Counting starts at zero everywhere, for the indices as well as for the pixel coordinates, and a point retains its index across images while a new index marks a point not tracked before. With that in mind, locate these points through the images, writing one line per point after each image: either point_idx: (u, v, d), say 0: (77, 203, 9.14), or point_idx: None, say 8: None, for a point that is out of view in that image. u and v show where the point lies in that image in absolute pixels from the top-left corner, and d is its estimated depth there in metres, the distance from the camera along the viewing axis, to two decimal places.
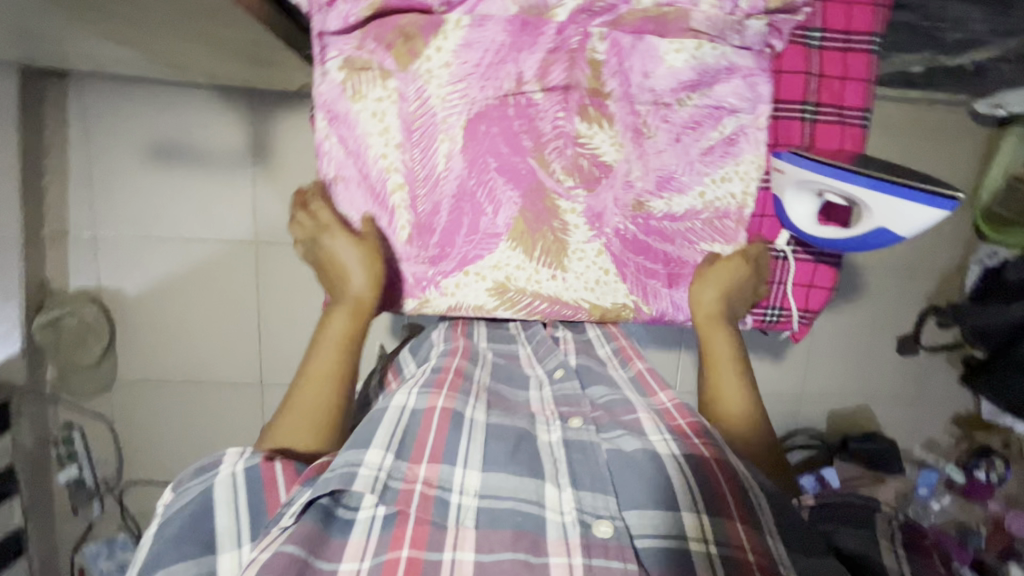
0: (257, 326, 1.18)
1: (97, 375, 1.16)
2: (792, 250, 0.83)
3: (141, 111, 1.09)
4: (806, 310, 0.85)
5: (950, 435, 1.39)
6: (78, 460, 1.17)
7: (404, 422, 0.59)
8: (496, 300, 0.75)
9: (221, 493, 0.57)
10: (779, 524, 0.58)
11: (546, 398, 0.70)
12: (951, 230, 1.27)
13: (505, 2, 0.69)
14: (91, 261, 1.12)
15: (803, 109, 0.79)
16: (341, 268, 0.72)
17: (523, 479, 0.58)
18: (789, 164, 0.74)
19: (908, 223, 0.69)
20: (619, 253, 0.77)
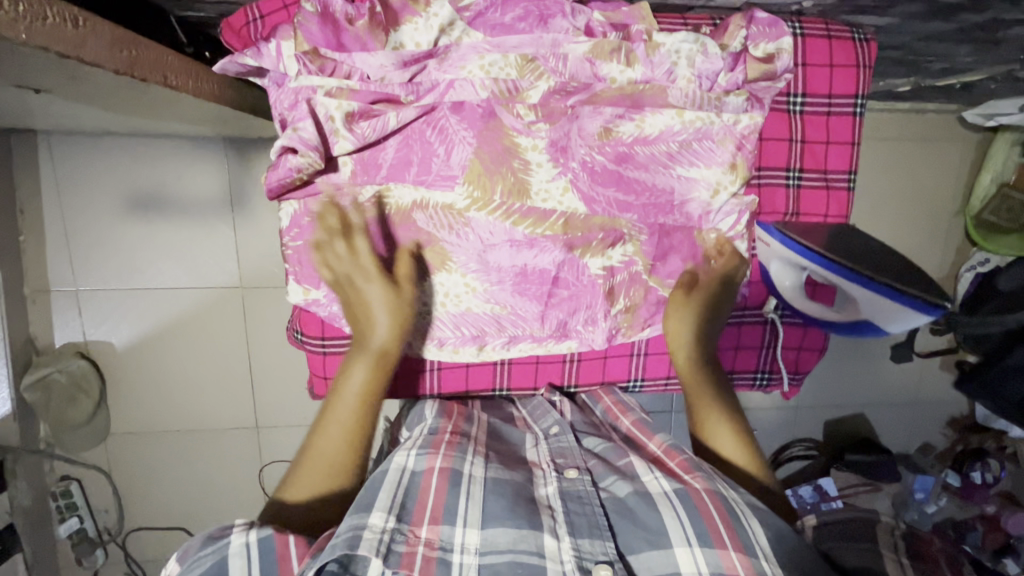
0: (248, 369, 1.18)
1: (89, 429, 1.14)
2: (780, 315, 0.83)
3: (114, 162, 1.06)
4: (797, 372, 0.86)
5: (946, 437, 1.40)
6: (78, 511, 1.17)
7: (405, 483, 0.62)
8: (467, 198, 0.67)
9: (236, 564, 0.54)
10: (777, 545, 0.57)
11: (543, 452, 0.72)
12: (944, 238, 1.26)
13: (475, 87, 0.64)
14: (75, 315, 1.11)
15: (787, 174, 0.77)
16: (365, 321, 0.68)
17: (521, 532, 0.58)
18: (779, 242, 0.75)
19: (892, 320, 0.73)
20: (587, 190, 0.69)
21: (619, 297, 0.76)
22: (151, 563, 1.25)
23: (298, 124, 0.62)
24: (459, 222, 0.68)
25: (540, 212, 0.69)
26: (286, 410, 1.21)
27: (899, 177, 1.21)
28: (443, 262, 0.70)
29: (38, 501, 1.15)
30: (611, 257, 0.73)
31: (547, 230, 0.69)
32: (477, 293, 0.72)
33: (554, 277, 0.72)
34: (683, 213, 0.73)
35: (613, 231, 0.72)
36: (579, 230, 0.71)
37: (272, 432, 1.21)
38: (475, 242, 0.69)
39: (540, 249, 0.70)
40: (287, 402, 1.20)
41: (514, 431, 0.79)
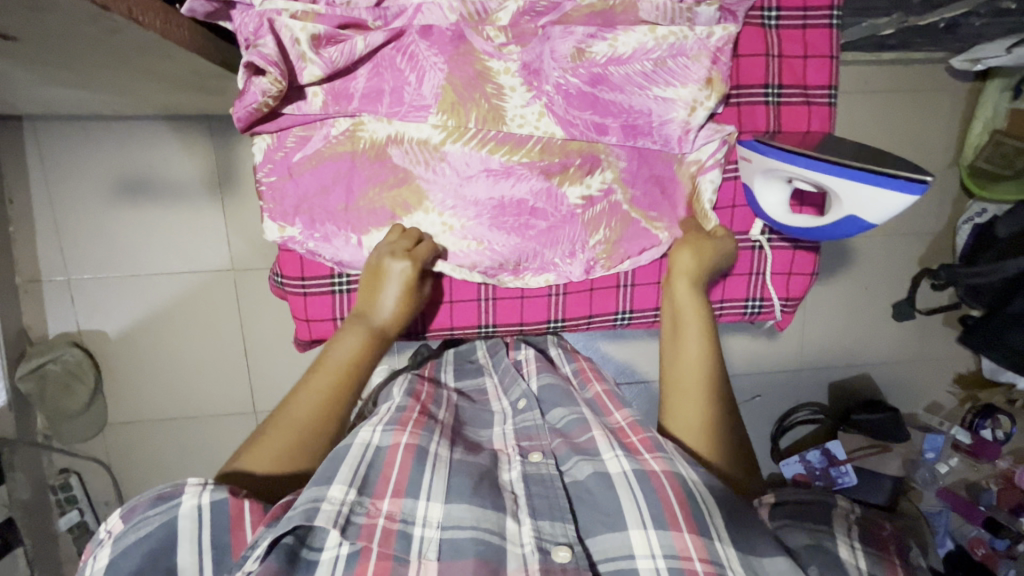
0: (242, 353, 1.17)
1: (86, 419, 1.14)
2: (767, 239, 0.81)
3: (100, 148, 1.06)
4: (787, 298, 0.85)
5: (953, 396, 1.37)
6: (79, 504, 1.17)
7: (369, 457, 0.60)
8: (442, 128, 0.71)
9: (185, 526, 0.53)
10: (732, 529, 0.56)
11: (509, 433, 0.73)
12: (938, 190, 1.25)
13: (444, 11, 0.69)
14: (68, 304, 1.10)
15: (766, 92, 0.77)
16: (376, 295, 0.71)
17: (484, 510, 0.57)
18: (754, 151, 0.72)
19: (877, 210, 0.64)
20: (564, 114, 0.72)
21: (600, 229, 0.78)
22: None
23: (259, 41, 0.63)
24: (435, 157, 0.72)
25: (515, 139, 0.73)
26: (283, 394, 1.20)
27: (889, 130, 1.20)
28: (420, 201, 0.74)
29: (38, 495, 1.14)
30: (589, 185, 0.76)
31: (523, 157, 0.73)
32: (455, 231, 0.76)
33: (532, 208, 0.75)
34: (662, 137, 0.75)
35: (591, 156, 0.75)
36: (555, 156, 0.74)
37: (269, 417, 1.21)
38: (452, 175, 0.73)
39: (517, 177, 0.74)
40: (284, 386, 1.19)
41: (484, 411, 0.80)
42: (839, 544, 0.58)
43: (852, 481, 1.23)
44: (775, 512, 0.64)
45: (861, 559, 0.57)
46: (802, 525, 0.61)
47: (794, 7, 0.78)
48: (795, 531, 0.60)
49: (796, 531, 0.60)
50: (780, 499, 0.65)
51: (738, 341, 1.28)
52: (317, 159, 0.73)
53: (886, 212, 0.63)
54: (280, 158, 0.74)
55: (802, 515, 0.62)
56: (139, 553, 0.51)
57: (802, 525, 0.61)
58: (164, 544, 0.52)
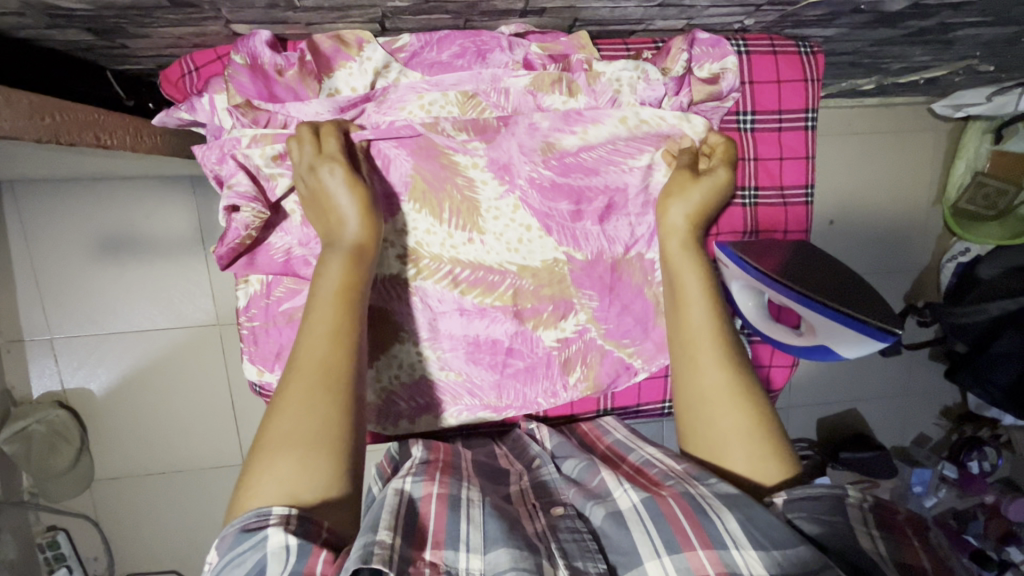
0: (232, 405, 1.16)
1: (72, 477, 1.13)
2: (747, 336, 0.83)
3: (82, 207, 1.05)
4: (770, 389, 0.86)
5: (940, 428, 1.38)
6: (67, 562, 1.16)
7: (403, 506, 0.57)
8: (416, 214, 0.70)
9: (272, 570, 0.44)
10: (752, 532, 0.51)
11: (525, 491, 0.65)
12: (923, 229, 1.26)
13: (411, 122, 0.67)
14: (53, 363, 1.09)
15: (742, 195, 0.78)
16: (329, 214, 0.63)
17: (521, 550, 0.52)
18: (738, 266, 0.72)
19: (853, 351, 0.68)
20: (539, 206, 0.72)
21: (575, 367, 0.79)
22: None
23: (232, 180, 0.66)
24: (407, 292, 0.72)
25: (488, 283, 0.73)
26: None
27: (872, 172, 1.21)
28: (394, 336, 0.73)
29: (24, 554, 1.13)
30: (564, 328, 0.77)
31: (495, 300, 0.73)
32: (431, 360, 0.75)
33: (508, 348, 0.75)
34: (639, 206, 0.74)
35: (564, 302, 0.75)
36: (529, 301, 0.74)
37: None
38: (424, 310, 0.73)
39: (491, 318, 0.74)
40: None
41: (501, 471, 0.71)
42: (858, 534, 0.52)
43: None
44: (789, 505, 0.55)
45: (883, 546, 0.51)
46: (814, 513, 0.54)
47: (770, 109, 0.77)
48: (805, 520, 0.54)
49: (806, 520, 0.54)
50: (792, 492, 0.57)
51: None
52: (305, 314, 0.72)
53: (848, 343, 0.66)
54: (265, 305, 0.72)
55: (817, 504, 0.54)
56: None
57: (821, 518, 0.53)
58: None
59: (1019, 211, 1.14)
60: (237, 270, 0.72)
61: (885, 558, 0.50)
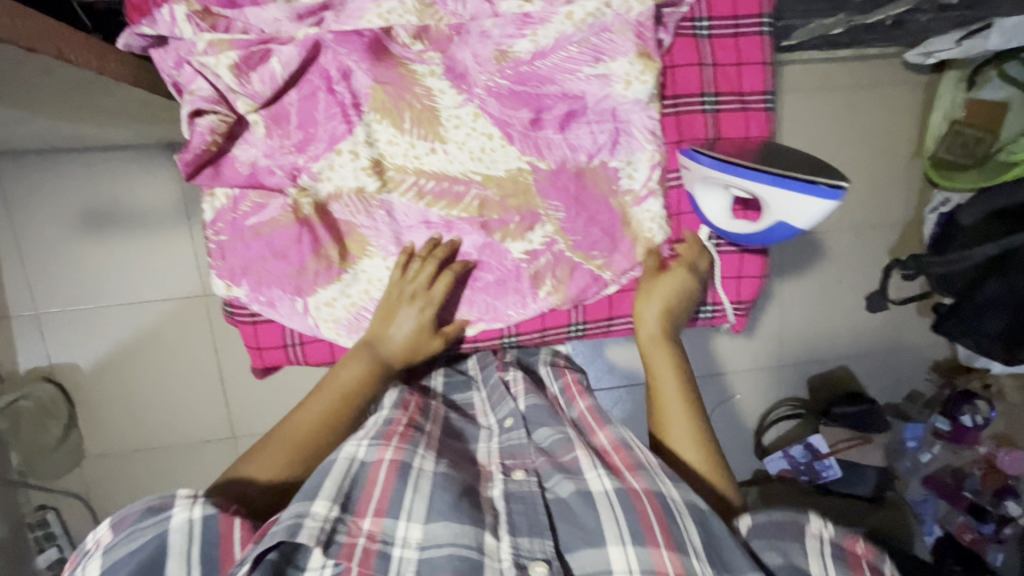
0: (219, 379, 1.16)
1: (62, 452, 1.13)
2: (715, 245, 0.85)
3: (63, 180, 1.05)
4: (739, 301, 0.87)
5: (932, 384, 1.38)
6: (57, 541, 1.15)
7: (353, 474, 0.62)
8: (377, 124, 0.78)
9: (174, 540, 0.58)
10: (708, 546, 0.60)
11: (494, 450, 0.73)
12: (904, 181, 1.26)
13: (363, 21, 0.72)
14: (39, 339, 1.09)
15: (702, 101, 0.82)
16: (386, 327, 0.77)
17: (462, 527, 0.59)
18: (692, 161, 0.74)
19: (803, 216, 0.68)
20: (498, 113, 0.77)
21: (546, 280, 0.83)
22: None
23: (192, 87, 0.73)
24: (374, 205, 0.80)
25: (453, 195, 0.79)
26: (261, 419, 1.19)
27: (850, 125, 1.21)
28: (363, 249, 0.81)
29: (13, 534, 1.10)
30: (532, 240, 0.81)
31: (461, 211, 0.80)
32: None
33: (476, 261, 0.82)
34: (598, 114, 0.78)
35: (530, 213, 0.80)
36: (495, 212, 0.80)
37: (248, 442, 1.19)
38: (390, 225, 0.81)
39: (458, 232, 0.81)
40: (258, 413, 1.18)
41: (470, 426, 0.78)
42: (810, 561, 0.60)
43: (836, 474, 1.26)
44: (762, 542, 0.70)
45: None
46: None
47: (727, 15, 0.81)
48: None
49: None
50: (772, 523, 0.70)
51: (713, 342, 1.28)
52: (272, 226, 0.79)
53: (813, 217, 0.67)
54: (232, 220, 0.80)
55: (779, 530, 0.63)
56: (132, 565, 0.56)
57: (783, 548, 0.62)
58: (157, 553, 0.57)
59: (997, 157, 1.14)
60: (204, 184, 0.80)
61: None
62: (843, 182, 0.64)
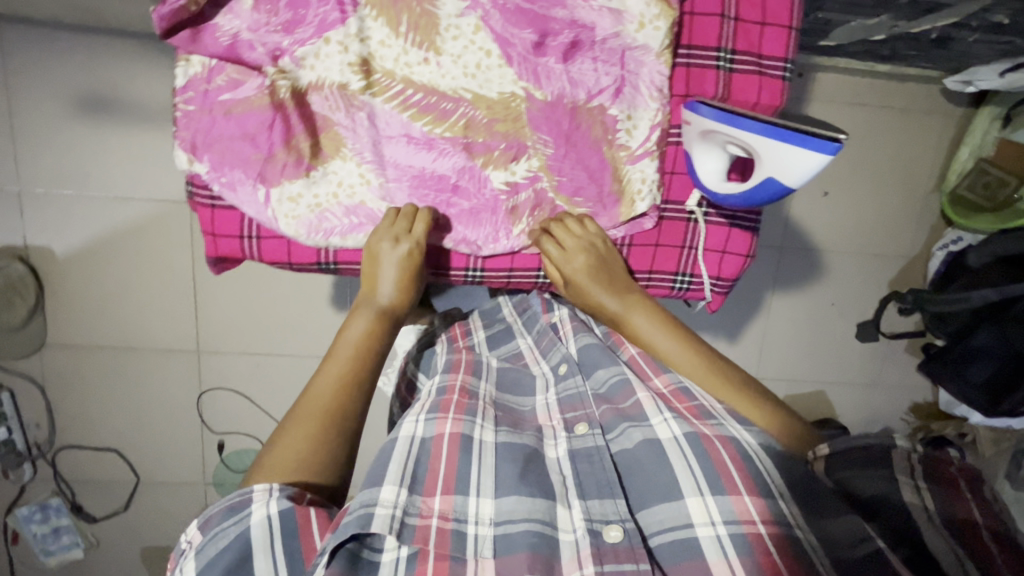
0: (192, 289, 1.14)
1: (23, 336, 1.11)
2: (704, 213, 0.78)
3: (65, 58, 1.02)
4: (719, 277, 0.80)
5: (906, 425, 1.36)
6: (8, 423, 1.15)
7: (414, 452, 0.59)
8: (371, 21, 0.69)
9: (258, 536, 0.50)
10: (790, 488, 0.57)
11: (552, 403, 0.71)
12: (918, 214, 1.23)
13: None
14: (17, 217, 1.07)
15: (718, 56, 0.74)
16: (376, 278, 0.71)
17: (533, 499, 0.56)
18: (693, 113, 0.65)
19: (795, 173, 0.59)
20: (501, 31, 0.70)
21: (522, 217, 0.77)
22: (81, 486, 1.23)
23: None
24: (355, 104, 0.70)
25: (441, 112, 0.71)
26: (228, 339, 1.17)
27: (877, 146, 1.17)
28: (337, 149, 0.72)
29: None
30: (514, 172, 0.75)
31: (445, 130, 0.72)
32: (372, 186, 0.73)
33: (453, 185, 0.74)
34: (606, 52, 0.72)
35: (516, 142, 0.73)
36: (481, 135, 0.73)
37: (211, 359, 1.18)
38: (370, 129, 0.72)
39: (439, 151, 0.73)
40: (226, 332, 1.17)
41: (525, 374, 0.77)
42: (903, 489, 0.59)
43: None
44: (834, 465, 0.62)
45: (928, 499, 0.57)
46: (867, 473, 0.61)
47: None
48: (860, 479, 0.61)
49: (864, 479, 0.61)
50: (840, 445, 0.63)
51: None
52: (244, 106, 0.68)
53: (806, 173, 0.58)
54: (204, 91, 0.68)
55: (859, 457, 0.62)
56: (220, 564, 0.49)
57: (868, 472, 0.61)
58: (241, 556, 0.49)
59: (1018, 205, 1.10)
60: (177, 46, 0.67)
61: (929, 510, 0.56)
62: (842, 137, 0.56)
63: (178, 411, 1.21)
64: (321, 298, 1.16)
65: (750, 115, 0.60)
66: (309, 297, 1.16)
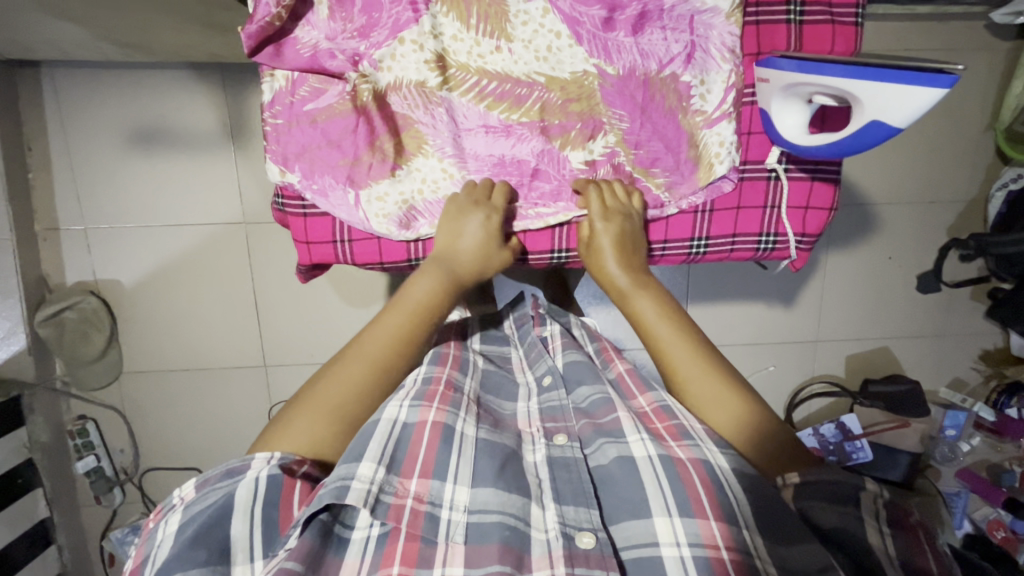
0: (255, 306, 1.17)
1: (101, 367, 1.17)
2: (785, 168, 0.76)
3: (115, 96, 1.06)
4: (803, 234, 0.78)
5: (977, 373, 1.32)
6: (96, 450, 1.20)
7: (395, 435, 0.61)
8: (444, 21, 0.71)
9: (242, 495, 0.55)
10: (757, 504, 0.57)
11: (533, 412, 0.74)
12: (971, 156, 1.19)
13: None
14: (85, 254, 1.12)
15: (788, 10, 0.73)
16: (455, 239, 0.72)
17: (509, 495, 0.59)
18: (772, 70, 0.65)
19: (901, 112, 0.57)
20: (568, 10, 0.71)
21: None
22: None
23: None
24: (433, 101, 0.72)
25: (515, 98, 0.73)
26: (294, 348, 1.21)
27: None
28: (419, 146, 0.74)
29: (56, 438, 1.19)
30: (592, 150, 0.75)
31: (522, 116, 0.73)
32: (455, 180, 0.75)
33: (534, 169, 0.75)
34: (674, 19, 0.73)
35: (592, 121, 0.74)
36: (556, 117, 0.74)
37: (279, 371, 1.22)
38: (450, 125, 0.73)
39: (517, 137, 0.74)
40: (292, 342, 1.20)
41: (509, 382, 0.80)
42: (868, 529, 0.56)
43: (866, 458, 1.17)
44: (800, 493, 0.61)
45: (891, 544, 0.55)
46: (834, 508, 0.58)
47: None
48: (826, 511, 0.58)
49: (830, 513, 0.58)
50: (805, 478, 0.61)
51: (750, 312, 1.25)
52: (329, 113, 0.71)
53: (912, 110, 0.57)
54: (289, 103, 0.71)
55: (826, 493, 0.60)
56: (202, 519, 0.53)
57: (831, 506, 0.59)
58: (221, 513, 0.54)
59: None
60: (261, 63, 0.70)
61: (892, 555, 0.54)
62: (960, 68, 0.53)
63: (251, 425, 1.25)
64: (378, 303, 1.18)
65: (833, 59, 0.59)
66: (366, 304, 1.18)
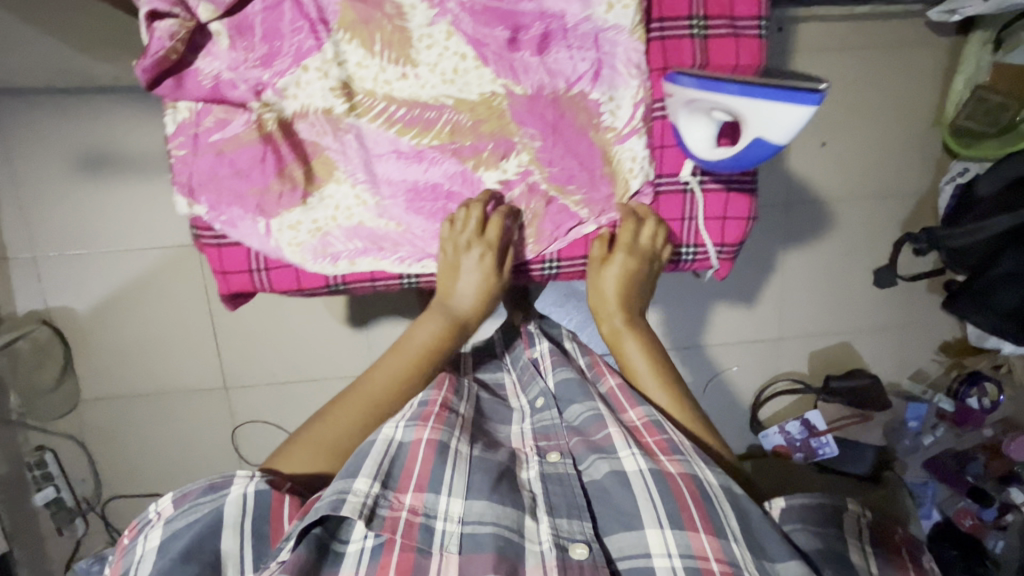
0: (212, 330, 1.17)
1: (58, 398, 1.16)
2: (699, 181, 0.77)
3: (59, 121, 1.04)
4: (723, 243, 0.79)
5: (937, 364, 1.33)
6: (55, 481, 1.18)
7: (392, 454, 0.61)
8: (355, 49, 0.72)
9: (230, 513, 0.56)
10: (742, 522, 0.58)
11: (527, 433, 0.74)
12: (919, 152, 1.21)
13: None
14: (35, 282, 1.11)
15: (690, 25, 0.74)
16: (454, 281, 0.76)
17: (504, 508, 0.59)
18: (676, 85, 0.67)
19: (781, 127, 0.58)
20: (472, 32, 0.72)
21: (519, 212, 0.77)
22: None
23: None
24: (342, 128, 0.73)
25: (424, 122, 0.73)
26: (253, 370, 1.20)
27: (869, 89, 1.16)
28: (330, 172, 0.74)
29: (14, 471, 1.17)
30: (506, 169, 0.76)
31: (433, 139, 0.73)
32: (370, 207, 0.75)
33: (448, 191, 0.76)
34: (579, 38, 0.73)
35: (503, 140, 0.74)
36: (466, 138, 0.74)
37: (240, 393, 1.21)
38: (361, 150, 0.74)
39: (429, 161, 0.74)
40: (252, 363, 1.19)
41: (502, 405, 0.81)
42: (850, 546, 0.58)
43: (833, 452, 1.22)
44: (788, 516, 0.63)
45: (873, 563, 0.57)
46: (813, 530, 0.60)
47: None
48: (806, 534, 0.60)
49: (808, 535, 0.60)
50: (793, 501, 0.64)
51: (711, 313, 1.26)
52: (236, 142, 0.71)
53: (789, 128, 0.58)
54: (194, 134, 0.71)
55: (814, 513, 0.62)
56: (187, 537, 0.54)
57: (812, 527, 0.61)
58: (207, 531, 0.54)
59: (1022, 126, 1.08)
60: (163, 95, 0.71)
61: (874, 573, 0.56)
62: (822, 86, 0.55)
63: (214, 447, 1.23)
64: (337, 320, 1.18)
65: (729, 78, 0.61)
66: (324, 322, 1.18)
